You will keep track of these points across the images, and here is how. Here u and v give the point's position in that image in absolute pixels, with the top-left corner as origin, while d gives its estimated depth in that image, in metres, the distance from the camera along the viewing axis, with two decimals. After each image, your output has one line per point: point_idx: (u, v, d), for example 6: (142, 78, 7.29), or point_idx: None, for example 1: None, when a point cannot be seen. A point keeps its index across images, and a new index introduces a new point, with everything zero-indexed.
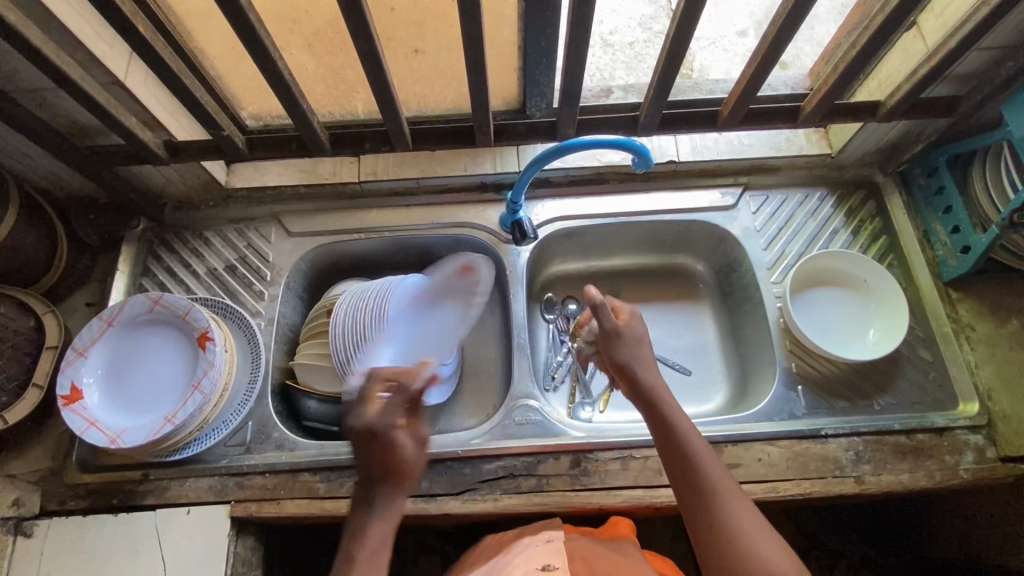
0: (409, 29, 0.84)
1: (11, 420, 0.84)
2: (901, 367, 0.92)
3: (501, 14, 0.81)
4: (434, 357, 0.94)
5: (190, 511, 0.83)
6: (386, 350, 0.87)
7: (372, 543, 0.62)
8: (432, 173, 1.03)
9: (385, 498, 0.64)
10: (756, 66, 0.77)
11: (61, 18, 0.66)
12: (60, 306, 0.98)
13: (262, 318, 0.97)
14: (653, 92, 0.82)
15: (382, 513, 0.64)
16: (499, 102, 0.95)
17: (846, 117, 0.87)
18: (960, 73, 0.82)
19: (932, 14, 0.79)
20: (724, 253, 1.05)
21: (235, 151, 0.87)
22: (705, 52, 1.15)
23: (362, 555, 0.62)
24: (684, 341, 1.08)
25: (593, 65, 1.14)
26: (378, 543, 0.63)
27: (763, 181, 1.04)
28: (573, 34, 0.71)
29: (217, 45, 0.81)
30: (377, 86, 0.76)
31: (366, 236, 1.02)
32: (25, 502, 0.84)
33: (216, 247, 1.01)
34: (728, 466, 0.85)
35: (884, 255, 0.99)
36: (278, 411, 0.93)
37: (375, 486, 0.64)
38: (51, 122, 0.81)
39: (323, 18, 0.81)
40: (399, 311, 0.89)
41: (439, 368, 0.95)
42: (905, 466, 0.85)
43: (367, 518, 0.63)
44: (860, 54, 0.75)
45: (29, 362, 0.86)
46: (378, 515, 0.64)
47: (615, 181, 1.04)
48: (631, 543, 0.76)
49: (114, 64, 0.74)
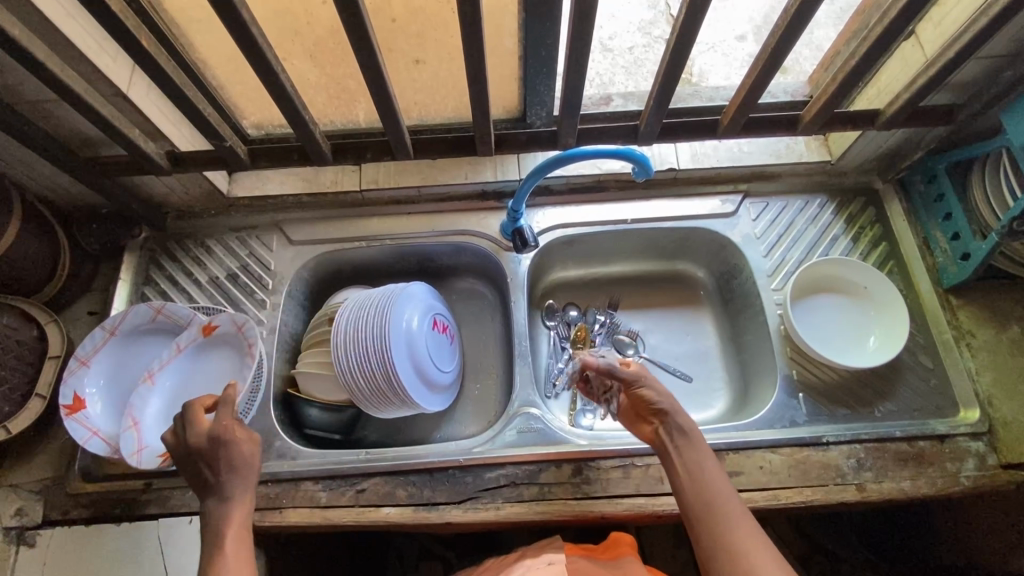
0: (410, 40, 0.84)
1: (14, 431, 0.83)
2: (902, 374, 0.92)
3: (502, 25, 0.82)
4: (435, 364, 0.94)
5: (193, 520, 0.84)
6: (153, 402, 0.85)
7: (234, 525, 0.69)
8: (433, 181, 1.03)
9: (235, 488, 0.71)
10: (756, 76, 0.77)
11: (65, 32, 0.66)
12: (63, 315, 0.98)
13: (264, 326, 0.97)
14: (652, 102, 0.82)
15: (236, 499, 0.70)
16: (499, 110, 0.96)
17: (845, 126, 0.87)
18: (958, 82, 0.82)
19: (930, 23, 0.80)
20: (724, 259, 1.06)
21: (237, 161, 0.88)
22: (704, 58, 1.16)
23: (230, 534, 0.68)
24: (685, 347, 1.08)
25: (593, 70, 1.15)
26: (240, 527, 0.69)
27: (763, 189, 1.05)
28: (573, 46, 0.71)
29: (220, 56, 0.82)
30: (379, 97, 0.76)
31: (368, 244, 1.03)
32: (26, 511, 0.85)
33: (218, 256, 1.01)
34: (730, 474, 0.85)
35: (884, 262, 0.99)
36: (280, 420, 0.93)
37: (222, 481, 0.71)
38: (53, 133, 0.82)
39: (325, 29, 0.81)
40: (401, 320, 0.90)
41: (438, 376, 0.94)
42: (906, 474, 0.85)
43: (225, 508, 0.70)
44: (858, 64, 0.75)
45: (32, 372, 0.87)
46: (234, 501, 0.71)
47: (616, 188, 1.04)
48: (630, 560, 0.75)
49: (117, 77, 0.75)
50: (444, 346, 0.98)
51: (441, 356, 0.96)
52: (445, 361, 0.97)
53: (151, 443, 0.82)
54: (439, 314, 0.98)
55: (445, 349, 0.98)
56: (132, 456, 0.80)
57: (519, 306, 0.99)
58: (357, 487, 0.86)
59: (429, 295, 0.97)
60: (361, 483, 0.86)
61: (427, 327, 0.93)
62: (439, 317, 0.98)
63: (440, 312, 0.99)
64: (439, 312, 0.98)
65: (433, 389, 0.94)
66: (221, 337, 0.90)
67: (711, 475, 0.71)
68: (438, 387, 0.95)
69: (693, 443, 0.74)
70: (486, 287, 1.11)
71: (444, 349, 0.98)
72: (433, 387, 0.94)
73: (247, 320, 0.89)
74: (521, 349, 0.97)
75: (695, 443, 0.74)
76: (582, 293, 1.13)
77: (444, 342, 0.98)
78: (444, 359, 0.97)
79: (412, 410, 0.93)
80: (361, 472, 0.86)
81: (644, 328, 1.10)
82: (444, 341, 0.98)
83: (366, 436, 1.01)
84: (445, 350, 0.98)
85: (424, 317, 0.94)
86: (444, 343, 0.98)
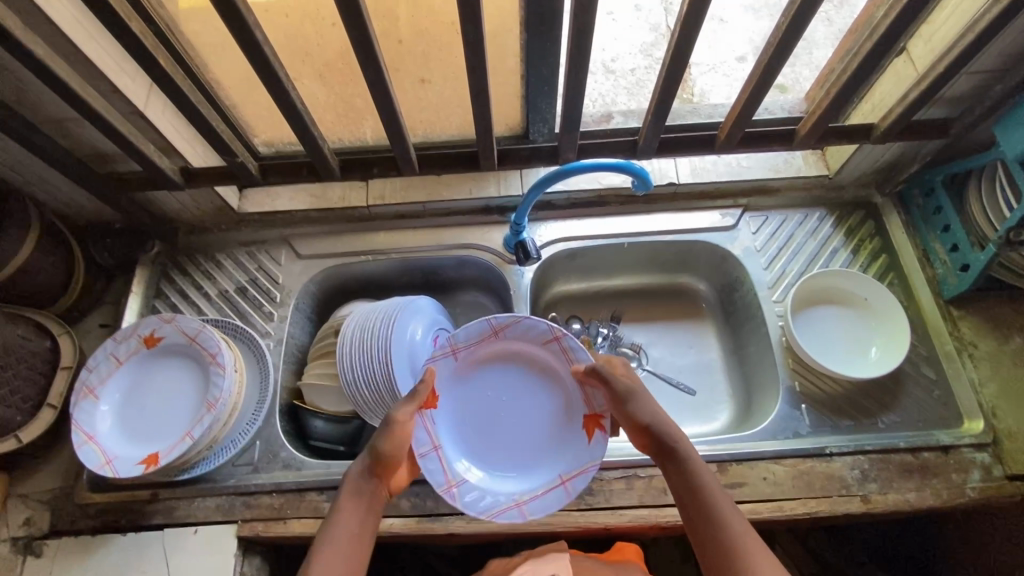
0: (417, 60, 0.87)
1: (25, 440, 0.85)
2: (903, 385, 0.92)
3: (503, 44, 0.85)
4: (506, 437, 0.84)
5: (198, 530, 0.84)
6: (135, 417, 0.87)
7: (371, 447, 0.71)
8: (438, 197, 1.05)
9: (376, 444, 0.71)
10: (750, 91, 0.79)
11: (87, 52, 0.69)
12: (75, 328, 1.01)
13: (272, 338, 0.98)
14: (650, 116, 0.84)
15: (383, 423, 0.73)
16: (503, 128, 0.98)
17: (841, 139, 0.89)
18: (951, 96, 0.84)
19: (921, 40, 0.82)
20: (725, 272, 1.07)
21: (249, 177, 0.90)
22: (705, 78, 1.19)
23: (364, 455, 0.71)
24: (688, 360, 1.08)
25: (595, 91, 1.19)
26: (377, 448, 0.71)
27: (763, 203, 1.06)
28: (573, 62, 0.73)
29: (232, 77, 0.85)
30: (384, 113, 0.79)
31: (373, 258, 1.05)
32: (35, 522, 0.86)
33: (228, 270, 1.03)
34: (734, 485, 0.85)
35: (884, 274, 1.00)
36: (286, 431, 0.94)
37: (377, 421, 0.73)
38: (73, 150, 0.85)
39: (334, 49, 0.84)
40: (478, 380, 0.86)
41: (462, 488, 0.80)
42: (911, 485, 0.85)
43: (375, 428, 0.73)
44: (851, 78, 0.77)
45: (43, 383, 0.88)
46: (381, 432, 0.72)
47: (616, 203, 1.06)
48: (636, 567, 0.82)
49: (134, 95, 0.78)
50: (536, 407, 0.85)
51: (489, 437, 0.84)
52: (516, 436, 0.84)
53: (122, 455, 0.83)
54: (445, 379, 0.84)
55: (518, 418, 0.85)
56: (99, 467, 0.81)
57: (532, 318, 0.85)
58: None
59: (481, 337, 0.85)
60: None
61: (470, 395, 0.85)
62: (454, 379, 0.85)
63: (469, 379, 0.86)
64: (510, 365, 0.87)
65: (493, 495, 0.81)
66: (193, 351, 0.89)
67: (710, 494, 0.64)
68: (522, 490, 0.81)
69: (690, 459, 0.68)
70: (489, 299, 1.12)
71: (548, 408, 0.85)
72: (497, 503, 0.80)
73: (198, 331, 0.88)
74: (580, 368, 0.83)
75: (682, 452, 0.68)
76: (584, 307, 1.14)
77: (534, 403, 0.86)
78: (518, 436, 0.84)
79: (520, 473, 0.83)
80: None
81: (647, 340, 1.11)
82: (486, 413, 0.85)
83: None
84: (503, 426, 0.85)
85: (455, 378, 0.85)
86: (476, 422, 0.85)
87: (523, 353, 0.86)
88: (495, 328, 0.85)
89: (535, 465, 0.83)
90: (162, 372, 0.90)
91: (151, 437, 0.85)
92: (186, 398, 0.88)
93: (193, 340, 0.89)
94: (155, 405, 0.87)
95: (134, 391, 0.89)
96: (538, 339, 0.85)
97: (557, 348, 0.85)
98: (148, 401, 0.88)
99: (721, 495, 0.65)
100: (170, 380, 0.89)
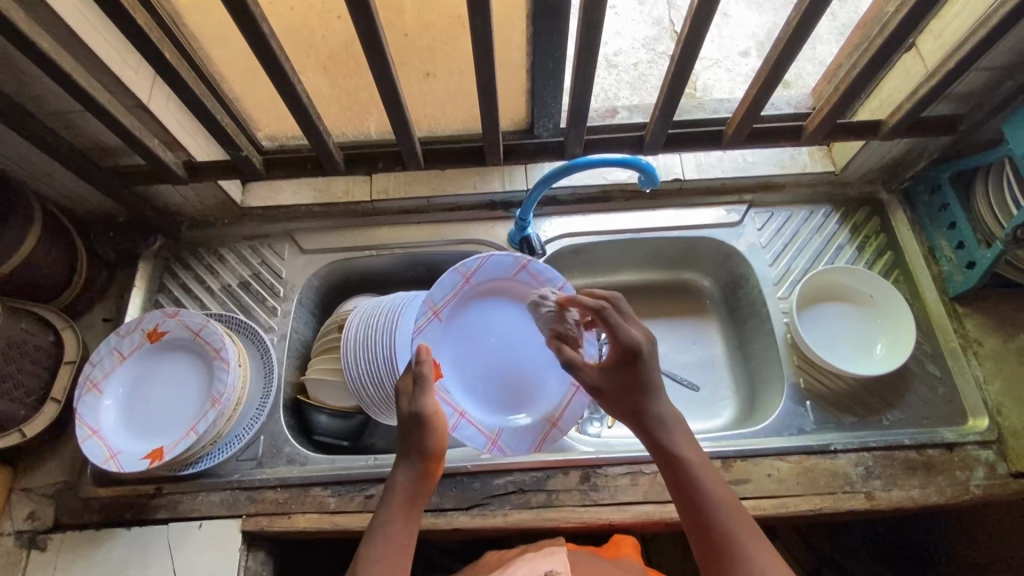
0: (422, 54, 0.87)
1: (29, 433, 0.86)
2: (908, 382, 0.92)
3: (510, 38, 0.84)
4: (511, 368, 0.90)
5: (202, 525, 0.84)
6: (139, 410, 0.87)
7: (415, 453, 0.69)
8: (442, 192, 1.05)
9: (416, 448, 0.69)
10: (759, 87, 0.79)
11: (91, 45, 0.69)
12: (78, 322, 1.00)
13: (275, 333, 0.98)
14: (658, 112, 0.83)
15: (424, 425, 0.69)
16: (507, 122, 0.98)
17: (848, 136, 0.88)
18: (959, 92, 0.83)
19: (930, 36, 0.81)
20: (730, 268, 1.07)
21: (253, 171, 0.89)
22: (709, 73, 1.18)
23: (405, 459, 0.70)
24: (691, 356, 1.08)
25: (598, 85, 1.18)
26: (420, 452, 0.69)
27: (768, 199, 1.05)
28: (581, 57, 0.73)
29: (236, 69, 0.84)
30: (391, 108, 0.78)
31: (377, 253, 1.04)
32: (39, 515, 0.86)
33: (231, 264, 1.03)
34: (738, 481, 0.85)
35: (890, 271, 0.99)
36: (290, 426, 0.94)
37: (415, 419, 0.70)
38: (76, 143, 0.84)
39: (338, 42, 0.84)
40: (464, 323, 0.89)
41: (503, 435, 0.86)
42: (915, 482, 0.85)
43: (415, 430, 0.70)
44: (861, 74, 0.77)
45: (47, 377, 0.88)
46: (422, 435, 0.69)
47: (621, 199, 1.06)
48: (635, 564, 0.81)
49: (138, 88, 0.77)
50: (524, 331, 0.91)
51: (496, 377, 0.89)
52: (520, 362, 0.91)
53: (127, 449, 0.83)
54: (438, 339, 0.87)
55: (515, 347, 0.91)
56: (103, 462, 0.81)
57: (497, 254, 0.88)
58: (366, 492, 0.86)
59: (455, 289, 0.87)
60: (370, 489, 0.86)
61: (462, 343, 0.88)
62: (444, 335, 0.87)
63: (457, 329, 0.89)
64: (489, 305, 0.90)
65: (531, 422, 0.88)
66: (198, 345, 0.89)
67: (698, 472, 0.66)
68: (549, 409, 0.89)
69: (685, 462, 0.66)
70: None
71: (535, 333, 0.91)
72: (538, 428, 0.88)
73: (202, 325, 0.87)
74: (551, 284, 0.89)
75: (666, 429, 0.69)
76: None
77: (522, 334, 0.91)
78: (521, 361, 0.91)
79: (539, 396, 0.90)
80: (370, 478, 0.86)
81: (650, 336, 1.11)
82: (484, 352, 0.90)
83: (374, 443, 1.00)
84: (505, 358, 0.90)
85: (443, 332, 0.87)
86: (480, 366, 0.89)
87: (495, 288, 0.90)
88: (465, 275, 0.87)
89: (548, 382, 0.91)
90: (166, 365, 0.89)
91: (156, 431, 0.85)
92: (191, 392, 0.87)
93: (197, 334, 0.88)
94: (159, 399, 0.87)
95: (137, 384, 0.88)
96: (511, 270, 0.89)
97: (527, 274, 0.89)
98: (152, 394, 0.88)
99: (708, 473, 0.66)
100: (175, 375, 0.89)
